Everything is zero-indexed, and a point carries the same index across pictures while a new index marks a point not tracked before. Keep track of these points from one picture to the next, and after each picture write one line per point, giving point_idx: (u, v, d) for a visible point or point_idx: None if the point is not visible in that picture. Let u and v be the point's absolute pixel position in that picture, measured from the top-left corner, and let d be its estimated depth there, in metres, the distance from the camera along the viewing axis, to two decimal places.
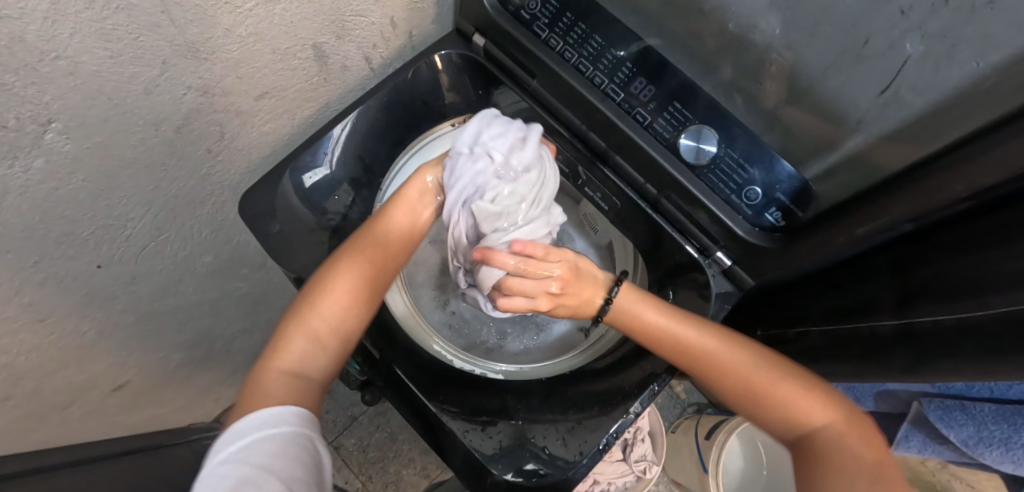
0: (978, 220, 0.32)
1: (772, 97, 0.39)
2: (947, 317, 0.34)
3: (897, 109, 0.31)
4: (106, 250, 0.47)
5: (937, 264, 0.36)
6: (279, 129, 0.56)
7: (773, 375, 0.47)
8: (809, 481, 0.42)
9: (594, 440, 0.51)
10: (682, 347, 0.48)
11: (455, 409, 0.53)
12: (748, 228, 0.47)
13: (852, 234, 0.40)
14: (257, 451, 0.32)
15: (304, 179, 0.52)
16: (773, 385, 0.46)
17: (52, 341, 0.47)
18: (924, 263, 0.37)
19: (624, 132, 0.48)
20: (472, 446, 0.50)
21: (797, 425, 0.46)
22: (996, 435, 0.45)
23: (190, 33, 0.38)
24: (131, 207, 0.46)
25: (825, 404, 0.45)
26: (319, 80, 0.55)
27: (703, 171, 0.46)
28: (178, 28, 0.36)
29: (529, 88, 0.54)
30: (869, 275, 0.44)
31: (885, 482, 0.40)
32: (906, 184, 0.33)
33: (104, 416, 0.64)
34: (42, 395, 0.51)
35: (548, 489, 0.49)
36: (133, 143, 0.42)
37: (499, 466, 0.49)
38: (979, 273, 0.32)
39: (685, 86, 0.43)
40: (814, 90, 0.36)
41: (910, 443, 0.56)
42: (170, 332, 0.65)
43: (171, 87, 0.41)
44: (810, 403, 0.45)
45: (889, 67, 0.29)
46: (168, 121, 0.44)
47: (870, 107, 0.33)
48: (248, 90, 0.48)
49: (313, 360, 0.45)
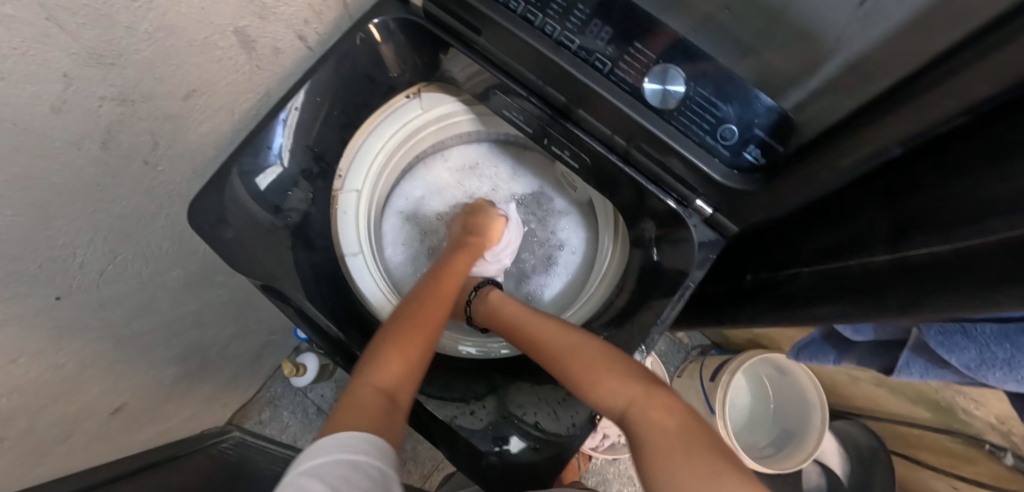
0: (980, 135, 0.29)
1: (741, 21, 0.35)
2: (942, 248, 0.31)
3: (882, 20, 0.27)
4: (61, 282, 0.45)
5: (935, 190, 0.33)
6: (219, 127, 0.53)
7: (605, 358, 0.47)
8: (640, 464, 0.38)
9: (585, 410, 0.50)
10: (539, 347, 0.51)
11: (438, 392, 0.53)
12: (725, 171, 0.42)
13: (839, 167, 0.36)
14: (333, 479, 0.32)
15: (260, 182, 0.48)
16: (597, 366, 0.47)
17: (32, 379, 0.47)
18: (919, 189, 0.34)
19: (583, 83, 0.44)
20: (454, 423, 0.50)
21: (611, 406, 0.45)
22: (999, 356, 0.44)
23: (86, 38, 0.34)
24: (75, 233, 0.44)
25: (621, 377, 0.45)
26: (252, 69, 0.51)
27: (674, 115, 0.42)
28: (70, 34, 0.32)
29: (478, 48, 0.49)
30: (860, 207, 0.40)
31: (676, 446, 0.37)
32: (891, 107, 0.30)
33: (111, 436, 0.65)
34: (36, 431, 0.52)
35: (542, 463, 0.49)
36: (56, 168, 0.39)
37: (490, 445, 0.49)
38: (980, 196, 0.28)
39: (644, 23, 0.38)
40: (788, 10, 0.31)
41: (911, 370, 0.55)
42: (157, 349, 0.65)
43: (83, 101, 0.37)
44: (615, 378, 0.45)
45: None
46: (90, 138, 0.40)
47: (851, 22, 0.29)
48: (173, 91, 0.45)
49: (403, 384, 0.45)
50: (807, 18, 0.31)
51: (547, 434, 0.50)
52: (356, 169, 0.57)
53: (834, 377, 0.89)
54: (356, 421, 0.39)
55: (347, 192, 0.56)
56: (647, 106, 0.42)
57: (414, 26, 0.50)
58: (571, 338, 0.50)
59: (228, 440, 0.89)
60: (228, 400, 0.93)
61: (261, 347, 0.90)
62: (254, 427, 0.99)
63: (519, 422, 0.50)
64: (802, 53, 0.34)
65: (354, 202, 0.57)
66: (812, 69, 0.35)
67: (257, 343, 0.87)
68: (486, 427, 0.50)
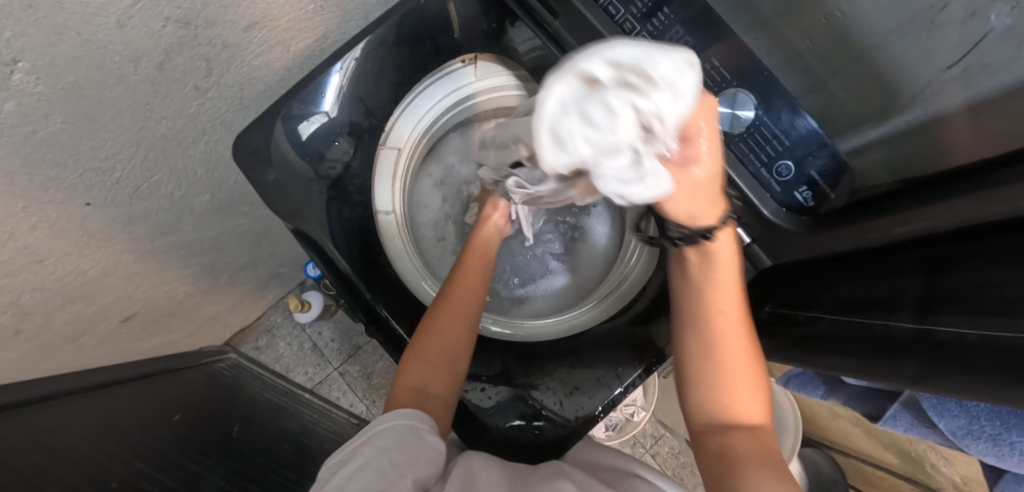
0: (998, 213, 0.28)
1: (824, 55, 0.37)
2: (970, 331, 0.30)
3: (961, 86, 0.30)
4: (98, 190, 0.48)
5: (987, 274, 0.30)
6: (273, 63, 0.52)
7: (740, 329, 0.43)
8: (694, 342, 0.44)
9: (599, 397, 0.52)
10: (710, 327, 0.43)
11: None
12: (775, 208, 0.43)
13: (886, 230, 0.37)
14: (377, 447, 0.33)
15: (301, 128, 0.48)
16: (725, 336, 0.42)
17: (53, 279, 0.52)
18: (973, 259, 0.32)
19: None
20: (462, 392, 0.52)
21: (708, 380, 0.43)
22: (985, 430, 0.45)
23: None
24: (118, 148, 0.46)
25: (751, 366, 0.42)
26: (316, 9, 0.50)
27: (734, 139, 0.42)
28: None
29: (550, 29, 0.49)
30: (892, 270, 0.39)
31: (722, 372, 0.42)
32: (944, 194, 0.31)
33: (118, 341, 0.71)
34: (49, 326, 0.57)
35: (540, 443, 0.51)
36: (111, 82, 0.40)
37: (495, 418, 0.52)
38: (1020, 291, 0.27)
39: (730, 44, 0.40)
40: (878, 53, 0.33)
41: (896, 423, 0.57)
42: (174, 267, 0.69)
43: (147, 18, 0.38)
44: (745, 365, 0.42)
45: (967, 40, 0.28)
46: (147, 57, 0.41)
47: (931, 82, 0.32)
48: (236, 21, 0.44)
49: (434, 380, 0.45)
50: (886, 60, 0.33)
51: (559, 416, 0.52)
52: (400, 129, 0.55)
53: (817, 410, 0.91)
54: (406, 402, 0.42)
55: (388, 148, 0.55)
56: (711, 127, 0.42)
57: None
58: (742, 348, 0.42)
59: (226, 360, 0.96)
60: (230, 323, 0.99)
61: (268, 277, 0.94)
62: (250, 352, 1.04)
63: (475, 407, 0.52)
64: (857, 123, 0.39)
65: (393, 159, 0.55)
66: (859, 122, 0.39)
67: (264, 273, 0.91)
68: (495, 406, 0.52)
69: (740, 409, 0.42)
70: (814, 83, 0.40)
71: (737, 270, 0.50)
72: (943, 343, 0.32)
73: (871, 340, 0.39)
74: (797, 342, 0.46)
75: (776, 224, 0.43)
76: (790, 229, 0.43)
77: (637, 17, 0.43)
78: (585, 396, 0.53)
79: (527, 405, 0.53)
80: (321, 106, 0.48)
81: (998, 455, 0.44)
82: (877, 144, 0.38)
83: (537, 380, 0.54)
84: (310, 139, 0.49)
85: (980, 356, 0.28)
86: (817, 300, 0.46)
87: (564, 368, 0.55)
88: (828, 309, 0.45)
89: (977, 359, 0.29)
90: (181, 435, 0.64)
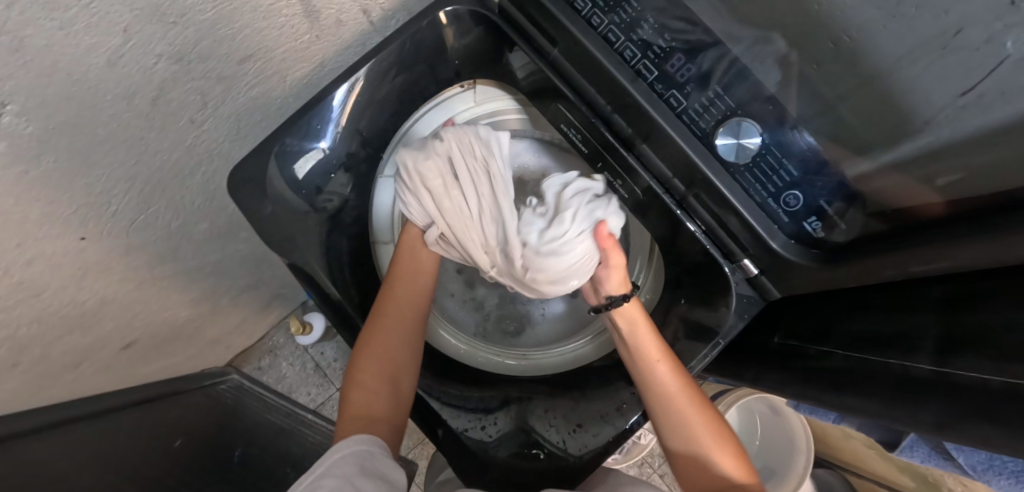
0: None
1: (830, 83, 0.34)
2: (996, 379, 0.29)
3: (980, 111, 0.27)
4: (94, 223, 0.48)
5: (1013, 318, 0.29)
6: (270, 93, 0.52)
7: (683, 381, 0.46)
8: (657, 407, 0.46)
9: (603, 432, 0.50)
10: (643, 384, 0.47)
11: (457, 399, 0.52)
12: (784, 240, 0.42)
13: (904, 269, 0.35)
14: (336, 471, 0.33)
15: (296, 168, 0.47)
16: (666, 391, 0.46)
17: (50, 311, 0.51)
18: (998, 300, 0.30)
19: (653, 119, 0.43)
20: (461, 428, 0.50)
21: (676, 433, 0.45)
22: (1008, 466, 0.43)
23: None
24: (113, 182, 0.46)
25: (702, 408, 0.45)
26: (312, 39, 0.49)
27: (741, 170, 0.41)
28: None
29: (548, 57, 0.48)
30: (911, 304, 0.38)
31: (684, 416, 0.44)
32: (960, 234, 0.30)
33: (118, 368, 0.71)
34: (47, 357, 0.56)
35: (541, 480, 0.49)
36: (104, 120, 0.40)
37: (495, 453, 0.50)
38: None
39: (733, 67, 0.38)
40: (881, 80, 0.31)
41: (914, 452, 0.55)
42: (173, 293, 0.68)
43: (139, 56, 0.37)
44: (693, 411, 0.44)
45: (981, 65, 0.24)
46: (140, 93, 0.41)
47: (946, 106, 0.28)
48: (230, 54, 0.44)
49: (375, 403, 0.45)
50: (896, 85, 0.30)
51: (560, 452, 0.50)
52: (399, 156, 0.56)
53: (829, 430, 0.89)
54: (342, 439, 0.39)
55: (386, 176, 0.55)
56: (713, 156, 0.42)
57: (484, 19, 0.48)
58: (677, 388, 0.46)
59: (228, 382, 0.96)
60: (232, 344, 0.98)
61: (269, 298, 0.93)
62: (252, 373, 1.04)
63: (473, 442, 0.50)
64: (870, 156, 0.36)
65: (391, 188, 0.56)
66: (868, 153, 0.35)
67: (265, 294, 0.91)
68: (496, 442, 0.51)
69: (713, 449, 0.43)
70: (820, 109, 0.36)
71: (744, 303, 0.48)
72: (969, 390, 0.30)
73: (887, 381, 0.37)
74: (810, 377, 0.44)
75: (783, 255, 0.42)
76: (797, 259, 0.42)
77: (638, 44, 0.41)
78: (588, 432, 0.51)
79: (529, 439, 0.52)
80: (316, 144, 0.47)
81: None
82: (882, 173, 0.36)
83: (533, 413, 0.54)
84: (304, 173, 0.48)
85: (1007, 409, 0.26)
86: (832, 332, 0.45)
87: (560, 402, 0.54)
88: (845, 342, 0.43)
89: (1002, 411, 0.27)
90: (182, 463, 0.63)
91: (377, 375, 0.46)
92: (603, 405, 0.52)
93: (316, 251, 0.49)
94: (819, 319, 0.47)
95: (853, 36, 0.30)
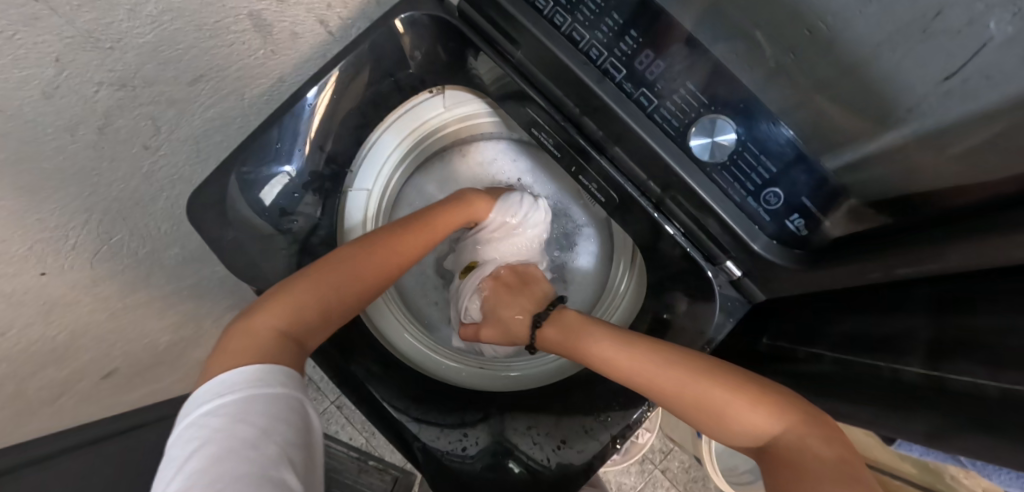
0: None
1: (809, 72, 0.32)
2: (989, 384, 0.27)
3: (961, 99, 0.25)
4: (54, 259, 0.45)
5: (1005, 318, 0.27)
6: (228, 113, 0.50)
7: (676, 368, 0.42)
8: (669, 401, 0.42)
9: (589, 447, 0.49)
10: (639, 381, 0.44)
11: (440, 419, 0.51)
12: (766, 241, 0.40)
13: (891, 272, 0.32)
14: (231, 408, 0.30)
15: (263, 194, 0.46)
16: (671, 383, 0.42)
17: (23, 351, 0.48)
18: (986, 296, 0.29)
19: (623, 119, 0.41)
20: (443, 451, 0.49)
21: (702, 414, 0.40)
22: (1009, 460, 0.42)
23: (83, 20, 0.32)
24: (68, 216, 0.44)
25: (715, 379, 0.40)
26: (267, 54, 0.47)
27: (717, 169, 0.39)
28: (66, 16, 0.31)
29: (513, 59, 0.46)
30: (900, 304, 0.36)
31: (698, 400, 0.40)
32: (948, 235, 0.28)
33: (102, 398, 0.69)
34: (25, 395, 0.54)
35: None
36: (48, 152, 0.38)
37: (478, 473, 0.49)
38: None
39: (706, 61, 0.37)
40: (862, 69, 0.29)
41: (913, 447, 0.53)
42: (151, 318, 0.66)
43: (77, 87, 0.36)
44: (704, 386, 0.40)
45: (965, 48, 0.23)
46: (85, 124, 0.38)
47: (929, 93, 0.27)
48: (178, 76, 0.42)
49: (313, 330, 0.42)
50: (878, 71, 0.28)
51: (545, 466, 0.49)
52: (368, 169, 0.54)
53: None
54: (250, 360, 0.35)
55: (357, 190, 0.54)
56: (687, 155, 0.40)
57: (444, 24, 0.46)
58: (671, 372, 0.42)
59: None
60: None
61: None
62: None
63: (457, 463, 0.49)
64: (852, 148, 0.35)
65: (363, 201, 0.55)
66: (849, 145, 0.35)
67: None
68: (482, 463, 0.50)
69: (707, 388, 0.40)
70: (800, 99, 0.35)
71: (729, 305, 0.47)
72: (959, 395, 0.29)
73: (879, 387, 0.35)
74: (798, 382, 0.43)
75: (766, 258, 0.40)
76: (780, 260, 0.40)
77: (603, 42, 0.39)
78: (573, 444, 0.50)
79: (515, 458, 0.50)
80: (279, 168, 0.46)
81: None
82: (864, 163, 0.35)
83: (518, 429, 0.52)
84: (268, 196, 0.46)
85: (998, 420, 0.24)
86: (820, 334, 0.43)
87: (548, 416, 0.53)
88: (835, 345, 0.41)
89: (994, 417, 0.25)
90: None
91: (324, 298, 0.43)
92: (587, 417, 0.51)
93: (285, 274, 0.47)
94: (807, 321, 0.45)
95: (831, 23, 0.28)
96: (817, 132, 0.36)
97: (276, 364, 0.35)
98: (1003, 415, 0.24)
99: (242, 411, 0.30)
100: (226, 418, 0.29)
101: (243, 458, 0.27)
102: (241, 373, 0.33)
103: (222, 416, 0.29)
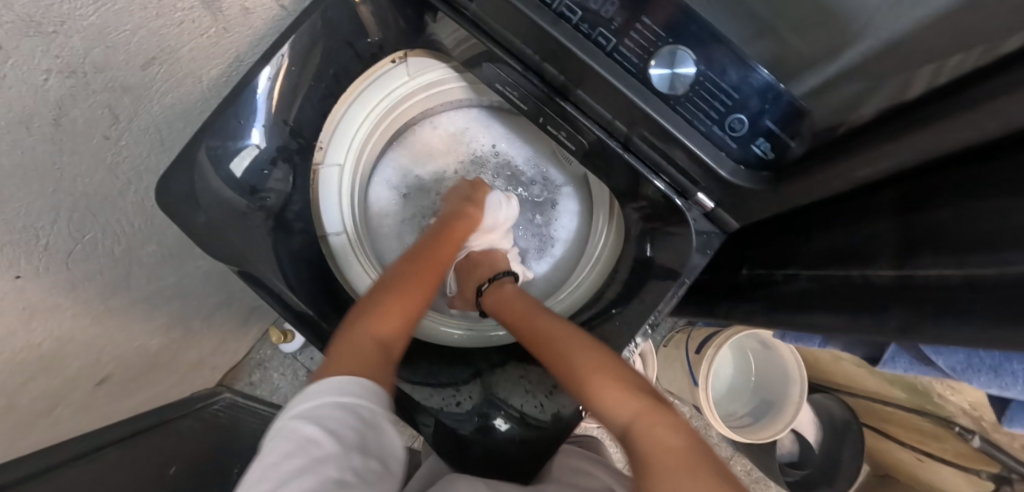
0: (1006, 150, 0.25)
1: None
2: (954, 273, 0.28)
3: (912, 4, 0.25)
4: (28, 261, 0.44)
5: (979, 211, 0.27)
6: (186, 96, 0.49)
7: (600, 359, 0.46)
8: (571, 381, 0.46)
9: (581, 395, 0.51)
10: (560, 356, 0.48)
11: (435, 379, 0.52)
12: (733, 168, 0.41)
13: (853, 174, 0.33)
14: (326, 405, 0.34)
15: (233, 168, 0.45)
16: (585, 366, 0.46)
17: (11, 362, 0.48)
18: (958, 194, 0.29)
19: (583, 61, 0.40)
20: (438, 407, 0.50)
21: (587, 394, 0.45)
22: (985, 361, 0.43)
23: (20, 6, 0.29)
24: (37, 215, 0.42)
25: (620, 376, 0.44)
26: (218, 32, 0.46)
27: (679, 101, 0.39)
28: (6, 5, 0.28)
29: (469, 15, 0.45)
30: (870, 211, 0.36)
31: (592, 383, 0.44)
32: (903, 135, 0.28)
33: (99, 405, 0.70)
34: (16, 407, 0.53)
35: (522, 447, 0.49)
36: (7, 149, 0.36)
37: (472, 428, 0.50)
38: (1001, 226, 0.25)
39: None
40: None
41: (895, 365, 0.55)
42: (139, 321, 0.66)
43: (26, 75, 0.34)
44: (609, 382, 0.44)
45: None
46: (38, 116, 0.37)
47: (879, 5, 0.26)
48: (129, 60, 0.41)
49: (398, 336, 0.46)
50: None
51: (539, 419, 0.50)
52: (338, 143, 0.54)
53: (817, 355, 0.90)
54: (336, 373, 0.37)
55: (328, 166, 0.54)
56: (649, 91, 0.40)
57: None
58: (596, 357, 0.46)
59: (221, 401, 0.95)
60: (217, 364, 0.97)
61: (245, 312, 0.92)
62: (245, 388, 1.04)
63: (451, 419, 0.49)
64: (817, 73, 0.34)
65: (336, 176, 0.54)
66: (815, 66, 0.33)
67: (239, 309, 0.89)
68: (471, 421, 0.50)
69: (597, 374, 0.45)
70: (761, 26, 0.34)
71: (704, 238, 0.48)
72: (928, 289, 0.30)
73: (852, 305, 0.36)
74: (775, 303, 0.44)
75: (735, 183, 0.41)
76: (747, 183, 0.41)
77: None
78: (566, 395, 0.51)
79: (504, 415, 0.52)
80: (247, 139, 0.45)
81: (999, 383, 0.43)
82: (831, 82, 0.34)
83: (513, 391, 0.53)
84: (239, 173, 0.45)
85: (974, 306, 0.25)
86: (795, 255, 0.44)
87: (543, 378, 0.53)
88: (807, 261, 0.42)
89: (967, 304, 0.26)
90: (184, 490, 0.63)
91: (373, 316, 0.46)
92: None
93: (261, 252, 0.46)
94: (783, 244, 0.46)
95: None
96: (774, 56, 0.35)
97: (358, 375, 0.37)
98: (977, 301, 0.26)
99: (331, 414, 0.33)
100: (321, 414, 0.33)
101: (308, 459, 0.30)
102: (340, 380, 0.36)
103: (324, 408, 0.33)
